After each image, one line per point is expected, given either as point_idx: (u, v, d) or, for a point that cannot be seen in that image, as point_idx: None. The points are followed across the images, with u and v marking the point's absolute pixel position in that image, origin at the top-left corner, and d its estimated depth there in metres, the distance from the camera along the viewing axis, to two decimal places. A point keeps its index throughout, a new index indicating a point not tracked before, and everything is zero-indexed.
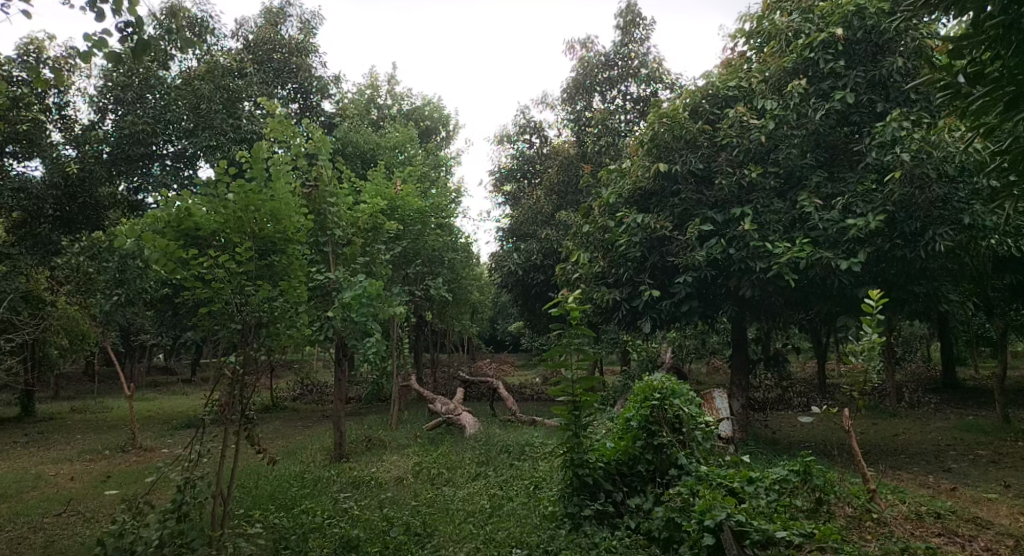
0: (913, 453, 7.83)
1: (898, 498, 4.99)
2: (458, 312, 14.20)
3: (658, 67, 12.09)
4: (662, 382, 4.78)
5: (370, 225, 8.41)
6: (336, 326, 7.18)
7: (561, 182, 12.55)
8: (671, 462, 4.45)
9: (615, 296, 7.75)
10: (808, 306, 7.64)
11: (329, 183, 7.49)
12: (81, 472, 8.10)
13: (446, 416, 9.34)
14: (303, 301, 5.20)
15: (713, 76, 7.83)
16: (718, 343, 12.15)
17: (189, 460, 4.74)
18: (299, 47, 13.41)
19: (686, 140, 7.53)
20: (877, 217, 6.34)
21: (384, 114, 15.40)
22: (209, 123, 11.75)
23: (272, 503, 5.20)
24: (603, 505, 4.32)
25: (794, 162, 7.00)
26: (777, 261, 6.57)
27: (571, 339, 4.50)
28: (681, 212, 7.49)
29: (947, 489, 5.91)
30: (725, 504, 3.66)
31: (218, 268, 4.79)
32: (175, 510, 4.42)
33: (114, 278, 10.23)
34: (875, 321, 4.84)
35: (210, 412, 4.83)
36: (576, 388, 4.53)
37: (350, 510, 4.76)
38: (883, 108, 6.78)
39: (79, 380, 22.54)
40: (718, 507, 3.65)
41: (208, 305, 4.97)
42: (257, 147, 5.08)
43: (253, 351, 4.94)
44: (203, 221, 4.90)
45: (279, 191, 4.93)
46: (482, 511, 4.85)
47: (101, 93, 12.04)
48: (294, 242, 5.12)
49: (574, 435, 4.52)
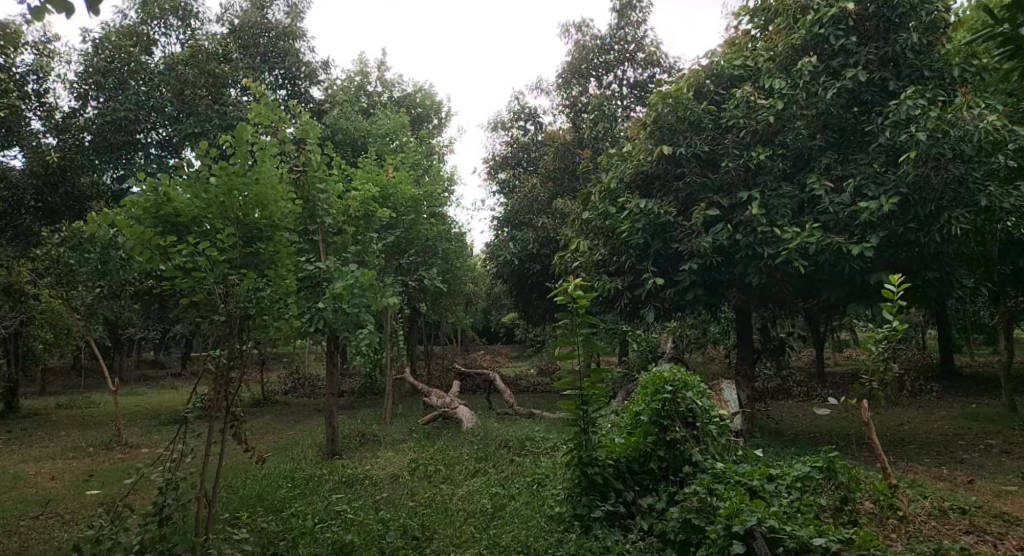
0: (922, 444, 7.64)
1: (918, 493, 4.80)
2: (452, 303, 13.93)
3: (656, 51, 11.80)
4: (673, 374, 4.56)
5: (361, 213, 8.06)
6: (327, 318, 6.95)
7: (558, 169, 12.23)
8: (685, 458, 4.23)
9: (617, 285, 7.49)
10: (815, 294, 7.42)
11: (318, 169, 7.21)
12: (61, 472, 7.77)
13: (441, 409, 9.05)
14: (291, 290, 4.91)
15: (717, 55, 7.57)
16: (718, 333, 11.92)
17: (170, 459, 4.47)
18: (286, 31, 12.89)
19: (691, 122, 7.28)
20: (890, 200, 6.10)
21: (374, 102, 15.05)
22: (194, 109, 11.38)
23: (259, 504, 4.91)
24: (614, 506, 4.05)
25: (802, 144, 6.78)
26: (786, 246, 6.31)
27: (578, 329, 4.21)
28: (685, 196, 7.23)
29: (963, 481, 5.71)
30: (754, 508, 3.47)
31: (199, 256, 4.47)
32: (156, 514, 4.19)
33: (96, 270, 9.96)
34: (896, 307, 4.63)
35: (193, 408, 4.54)
36: (582, 380, 4.26)
37: (343, 512, 4.48)
38: (896, 86, 6.54)
39: (67, 376, 22.13)
40: (745, 513, 3.43)
41: (191, 296, 4.64)
42: (240, 130, 4.78)
43: (239, 344, 4.59)
44: (184, 207, 4.63)
45: (265, 176, 4.65)
46: (483, 512, 4.58)
47: (81, 79, 11.62)
48: (281, 229, 4.82)
49: (583, 432, 4.26)
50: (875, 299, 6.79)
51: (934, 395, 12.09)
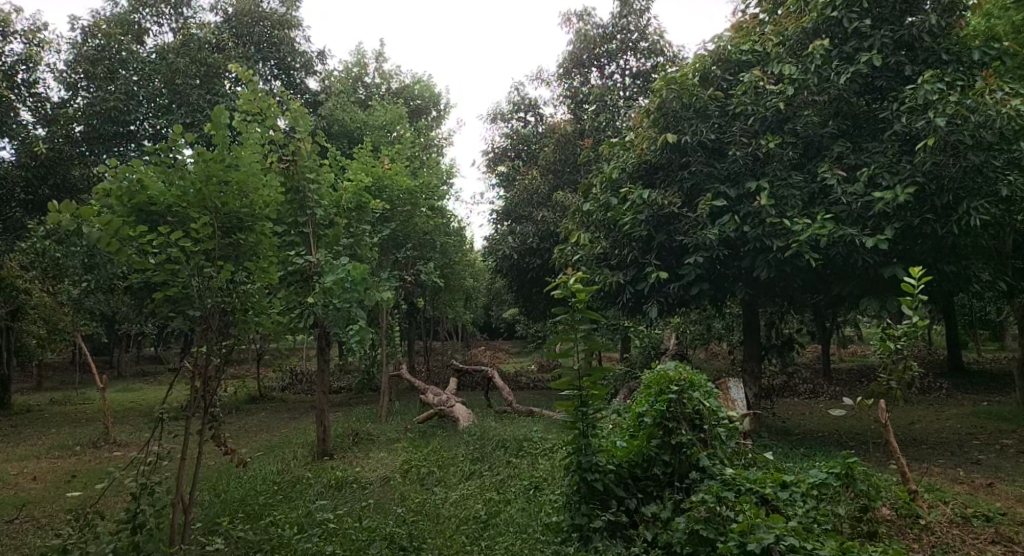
0: (936, 444, 7.35)
1: (937, 498, 4.53)
2: (450, 298, 13.71)
3: (659, 40, 11.52)
4: (678, 373, 4.29)
5: (353, 204, 7.76)
6: (318, 314, 6.68)
7: (558, 161, 11.94)
8: (691, 463, 3.96)
9: (619, 278, 7.20)
10: (826, 288, 7.13)
11: (309, 158, 6.92)
12: (43, 472, 7.51)
13: (438, 407, 8.74)
14: (273, 283, 4.63)
15: (724, 40, 7.25)
16: (723, 329, 11.64)
17: (146, 464, 4.20)
18: (281, 19, 12.52)
19: (696, 109, 6.99)
20: (906, 189, 5.80)
21: (372, 93, 14.75)
22: (185, 98, 11.06)
23: (242, 510, 4.65)
24: (616, 515, 3.76)
25: (813, 131, 6.47)
26: (796, 238, 6.02)
27: (576, 325, 3.91)
28: (690, 186, 6.93)
29: (983, 485, 5.43)
30: (771, 524, 3.23)
31: (172, 247, 4.15)
32: (128, 521, 3.91)
33: (82, 264, 9.57)
34: (917, 302, 4.32)
35: (169, 410, 4.29)
36: (581, 379, 3.95)
37: (327, 522, 4.23)
38: (912, 70, 6.22)
39: (63, 371, 21.93)
40: (761, 529, 3.20)
41: (165, 289, 4.32)
42: (217, 111, 4.37)
43: (216, 343, 4.37)
44: (159, 196, 4.25)
45: (246, 161, 4.34)
46: (476, 520, 4.31)
47: (71, 69, 11.40)
48: (263, 218, 4.50)
49: (582, 435, 3.96)
50: (890, 294, 6.49)
51: (943, 392, 11.83)
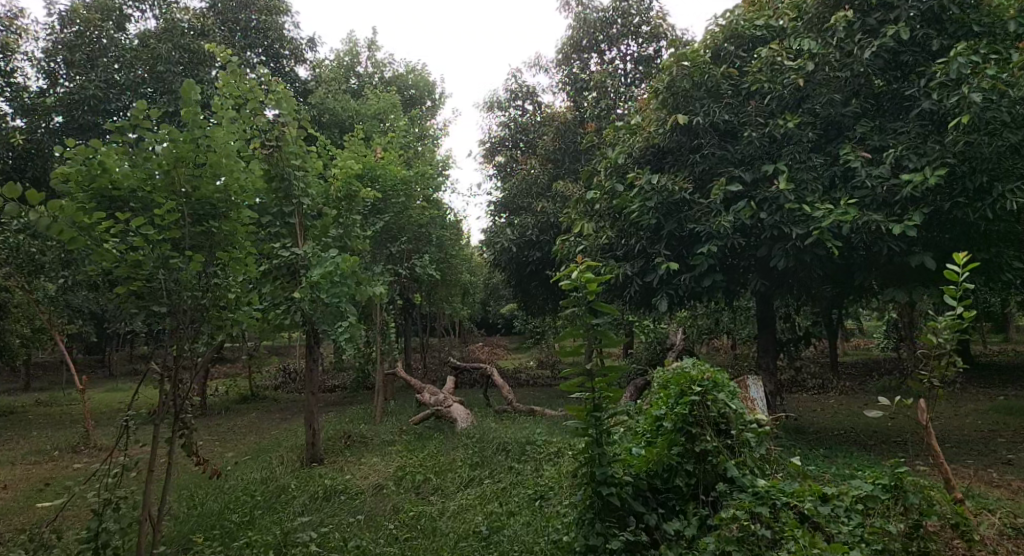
0: (960, 442, 6.95)
1: (980, 507, 4.10)
2: (446, 293, 13.31)
3: (661, 23, 11.07)
4: (700, 373, 3.90)
5: (343, 194, 7.31)
6: (303, 309, 6.22)
7: (558, 150, 11.50)
8: (718, 473, 3.58)
9: (626, 270, 6.78)
10: (846, 278, 6.71)
11: (294, 142, 6.47)
12: (16, 479, 7.08)
13: (434, 408, 8.31)
14: (252, 274, 4.18)
15: (737, 14, 6.82)
16: (729, 322, 11.26)
17: (109, 478, 3.77)
18: (270, 4, 12.00)
19: (707, 89, 6.59)
20: (937, 170, 5.36)
21: (364, 83, 14.25)
22: (168, 86, 10.57)
23: (217, 527, 4.23)
24: (636, 535, 3.32)
25: (833, 111, 6.07)
26: (817, 226, 5.58)
27: (587, 318, 3.39)
28: (701, 171, 6.52)
29: (1021, 488, 5.02)
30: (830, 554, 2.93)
31: (136, 235, 3.69)
32: (88, 542, 3.50)
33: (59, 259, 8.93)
34: (961, 291, 3.75)
35: (136, 415, 3.87)
36: (594, 380, 3.42)
37: (308, 542, 3.81)
38: (940, 44, 5.80)
39: (53, 372, 21.49)
40: None
41: (130, 283, 3.84)
42: (188, 86, 3.82)
43: (188, 340, 3.93)
44: (120, 180, 3.73)
45: (219, 141, 3.85)
46: (477, 536, 3.92)
47: (49, 56, 10.87)
48: (240, 204, 4.03)
49: (595, 443, 3.44)
50: (916, 284, 6.07)
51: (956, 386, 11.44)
